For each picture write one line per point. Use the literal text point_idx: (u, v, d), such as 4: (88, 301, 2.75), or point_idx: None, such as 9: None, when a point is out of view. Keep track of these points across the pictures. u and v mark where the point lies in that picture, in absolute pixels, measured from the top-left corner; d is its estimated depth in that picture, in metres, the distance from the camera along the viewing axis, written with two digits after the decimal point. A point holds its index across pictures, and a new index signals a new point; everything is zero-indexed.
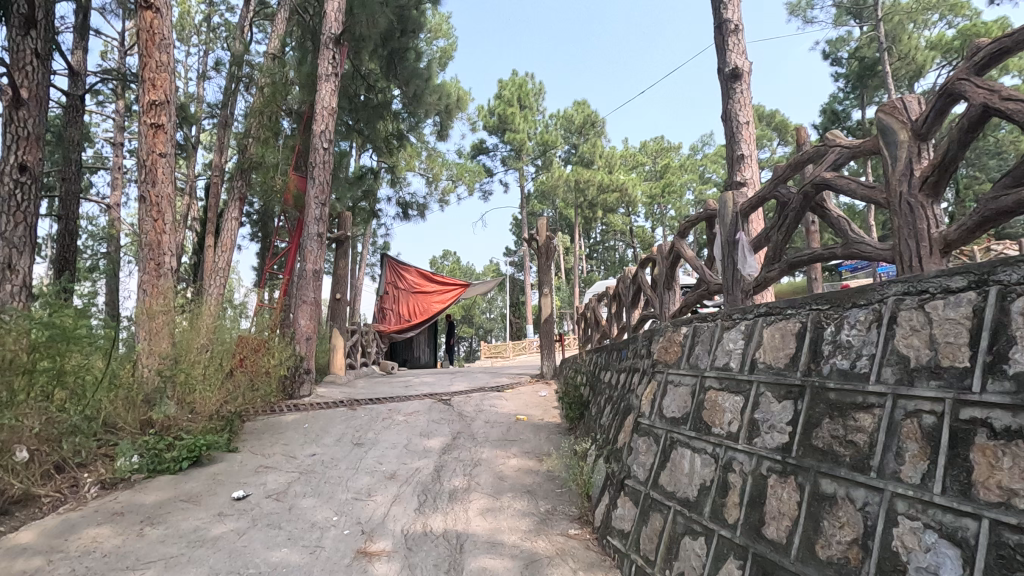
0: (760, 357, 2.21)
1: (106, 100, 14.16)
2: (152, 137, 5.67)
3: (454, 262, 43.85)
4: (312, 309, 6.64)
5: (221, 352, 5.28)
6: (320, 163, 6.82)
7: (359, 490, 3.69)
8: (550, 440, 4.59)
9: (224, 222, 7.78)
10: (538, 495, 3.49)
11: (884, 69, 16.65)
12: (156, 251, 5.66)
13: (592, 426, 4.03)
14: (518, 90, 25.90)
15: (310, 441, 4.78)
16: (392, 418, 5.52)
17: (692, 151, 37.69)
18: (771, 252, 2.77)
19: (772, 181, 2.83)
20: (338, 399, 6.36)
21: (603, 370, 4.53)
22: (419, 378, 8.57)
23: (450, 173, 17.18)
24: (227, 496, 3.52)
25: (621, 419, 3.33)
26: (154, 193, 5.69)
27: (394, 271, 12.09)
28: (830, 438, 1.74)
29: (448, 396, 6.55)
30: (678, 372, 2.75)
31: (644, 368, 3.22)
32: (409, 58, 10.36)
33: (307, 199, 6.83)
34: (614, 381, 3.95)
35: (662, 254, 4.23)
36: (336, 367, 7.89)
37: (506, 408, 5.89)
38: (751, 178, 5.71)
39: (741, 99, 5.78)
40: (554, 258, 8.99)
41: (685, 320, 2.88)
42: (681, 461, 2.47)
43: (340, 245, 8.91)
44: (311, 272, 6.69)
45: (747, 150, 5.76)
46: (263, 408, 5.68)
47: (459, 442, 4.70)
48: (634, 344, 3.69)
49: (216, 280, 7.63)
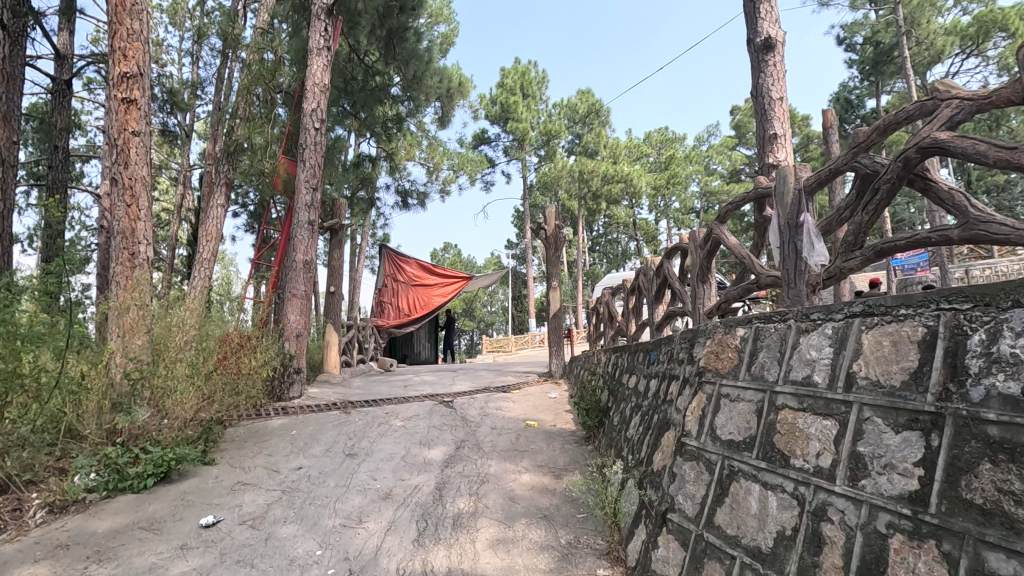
0: (861, 370, 1.68)
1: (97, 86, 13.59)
2: (124, 114, 5.15)
3: (455, 255, 43.33)
4: (302, 302, 6.09)
5: (200, 349, 4.77)
6: (312, 145, 6.26)
7: (348, 514, 3.19)
8: (566, 452, 4.09)
9: (209, 210, 7.25)
10: (556, 523, 2.99)
11: (902, 55, 16.08)
12: (129, 239, 5.13)
13: (617, 439, 3.52)
14: (523, 79, 25.35)
15: (297, 451, 4.27)
16: (389, 424, 5.02)
17: (697, 143, 37.00)
18: (851, 236, 2.25)
19: (852, 150, 2.30)
20: (331, 402, 5.85)
21: (626, 374, 4.02)
22: (419, 376, 8.05)
23: (452, 163, 16.62)
24: (195, 523, 3.03)
25: (656, 434, 2.83)
26: (127, 176, 5.16)
27: (393, 263, 11.53)
28: (997, 492, 1.23)
29: (450, 397, 6.04)
30: (736, 385, 2.23)
31: (684, 376, 2.72)
32: (409, 39, 9.77)
33: (298, 184, 6.29)
34: (643, 387, 3.45)
35: (697, 242, 3.68)
36: (330, 365, 7.29)
37: (514, 412, 5.38)
38: (785, 160, 5.18)
39: (775, 72, 5.22)
40: (563, 249, 8.46)
41: (741, 320, 2.35)
42: (745, 497, 1.97)
43: (335, 234, 8.35)
44: (300, 263, 6.12)
45: (781, 129, 5.22)
46: (246, 412, 5.18)
47: (463, 453, 4.19)
48: (667, 345, 3.18)
49: (203, 270, 7.08)
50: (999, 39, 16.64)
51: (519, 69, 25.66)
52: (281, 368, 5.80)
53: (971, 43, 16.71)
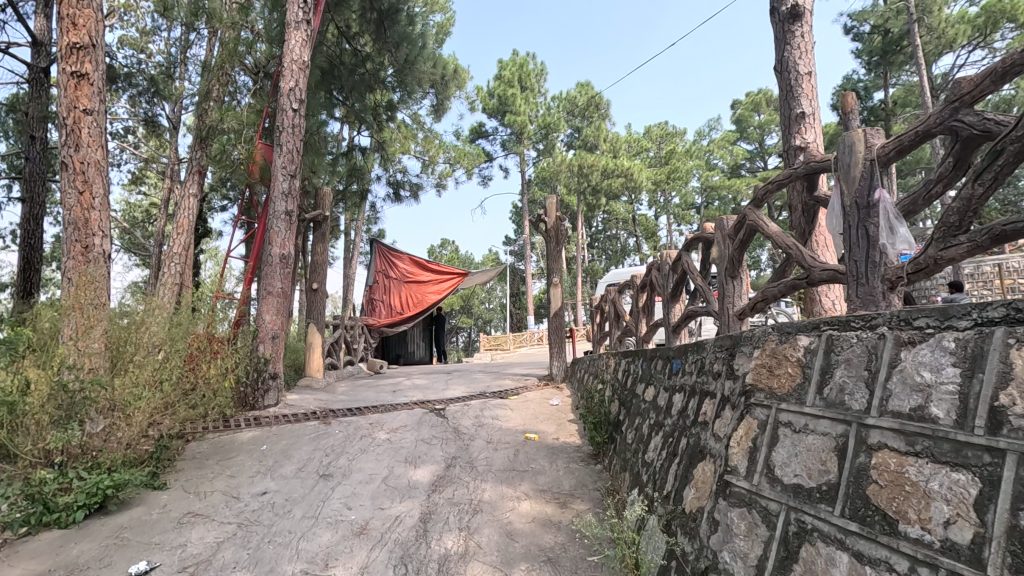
0: (1014, 406, 1.14)
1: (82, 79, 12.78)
2: (74, 90, 4.60)
3: (454, 251, 42.82)
4: (278, 300, 5.55)
5: (164, 352, 4.28)
6: (289, 127, 5.70)
7: (313, 556, 2.66)
8: (572, 473, 3.56)
9: (180, 200, 6.71)
10: (563, 570, 2.47)
11: (913, 44, 15.49)
12: (82, 231, 4.58)
13: (635, 462, 3.00)
14: (520, 71, 24.82)
15: (264, 472, 3.74)
16: (372, 437, 4.50)
17: (698, 138, 36.28)
18: (954, 217, 1.70)
19: (948, 106, 1.77)
20: (311, 410, 5.31)
21: (640, 383, 3.48)
22: (411, 379, 7.50)
23: (448, 156, 16.07)
24: (123, 571, 2.50)
25: (686, 465, 2.31)
26: (78, 159, 4.61)
27: (385, 258, 11.09)
28: None
29: (442, 404, 5.52)
30: (804, 413, 1.70)
31: (723, 395, 2.20)
32: (400, 21, 9.17)
33: (274, 171, 5.73)
34: (664, 402, 2.93)
35: (724, 232, 3.18)
36: (313, 369, 6.73)
37: (513, 422, 4.85)
38: (814, 143, 4.62)
39: (802, 44, 4.69)
40: (564, 243, 7.87)
41: (805, 326, 1.82)
42: (826, 569, 1.45)
43: (318, 227, 7.78)
44: (277, 258, 5.56)
45: (808, 107, 4.65)
46: (212, 424, 4.64)
47: (454, 473, 3.67)
48: (697, 352, 2.64)
49: (172, 267, 6.51)
50: (1008, 31, 16.17)
51: (516, 61, 25.07)
52: (255, 374, 5.26)
53: (979, 35, 16.23)
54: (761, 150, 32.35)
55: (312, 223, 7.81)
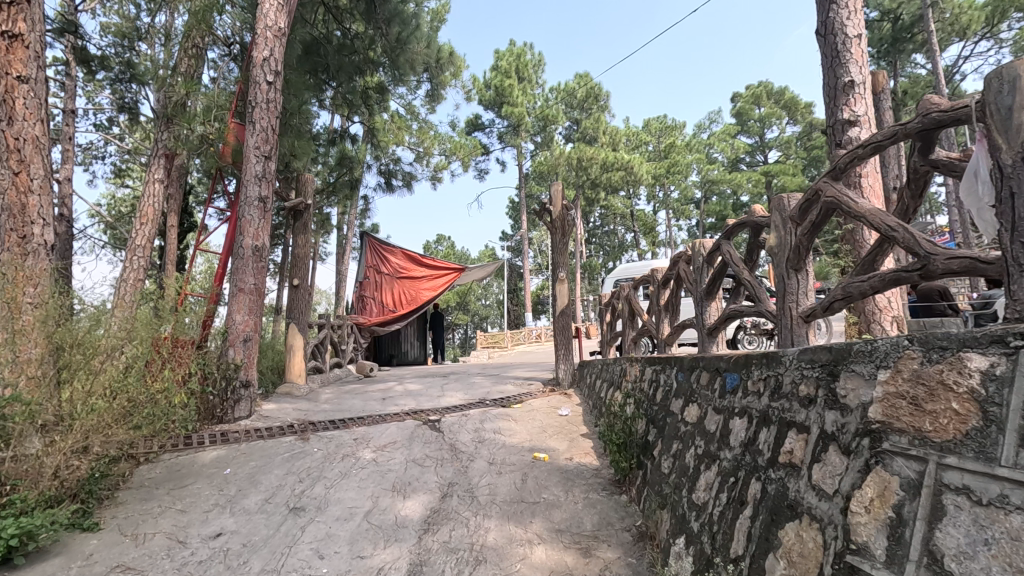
0: None
1: (65, 67, 11.52)
2: (6, 53, 3.94)
3: (450, 247, 42.17)
4: (252, 298, 4.91)
5: (122, 358, 3.67)
6: (262, 102, 5.04)
7: None
8: (594, 508, 2.96)
9: (144, 186, 6.00)
10: None
11: (925, 31, 14.86)
12: (18, 218, 3.90)
13: (680, 500, 2.40)
14: (517, 61, 24.25)
15: (224, 505, 3.12)
16: (356, 456, 3.89)
17: (698, 131, 35.65)
18: None
19: None
20: (288, 423, 4.66)
21: (677, 399, 2.86)
22: (404, 384, 6.87)
23: (444, 148, 15.41)
24: None
25: (766, 523, 1.71)
26: (11, 134, 3.94)
27: (376, 252, 10.48)
28: None
29: (437, 415, 4.90)
30: (994, 476, 1.08)
31: (822, 432, 1.59)
32: None
33: (245, 152, 5.07)
34: (716, 428, 2.32)
35: (785, 214, 2.58)
36: (294, 374, 6.08)
37: (517, 438, 4.24)
38: (866, 115, 4.01)
39: (850, 4, 4.10)
40: (571, 236, 7.23)
41: (979, 336, 1.19)
42: None
43: (299, 217, 7.13)
44: (250, 251, 4.92)
45: (858, 75, 4.04)
46: (172, 442, 4.01)
47: (450, 505, 3.08)
48: (766, 366, 2.03)
49: (135, 260, 5.83)
50: (1015, 21, 15.96)
51: (513, 51, 24.44)
52: (224, 384, 4.61)
53: (987, 25, 16.01)
54: (761, 144, 31.79)
55: (292, 211, 7.13)
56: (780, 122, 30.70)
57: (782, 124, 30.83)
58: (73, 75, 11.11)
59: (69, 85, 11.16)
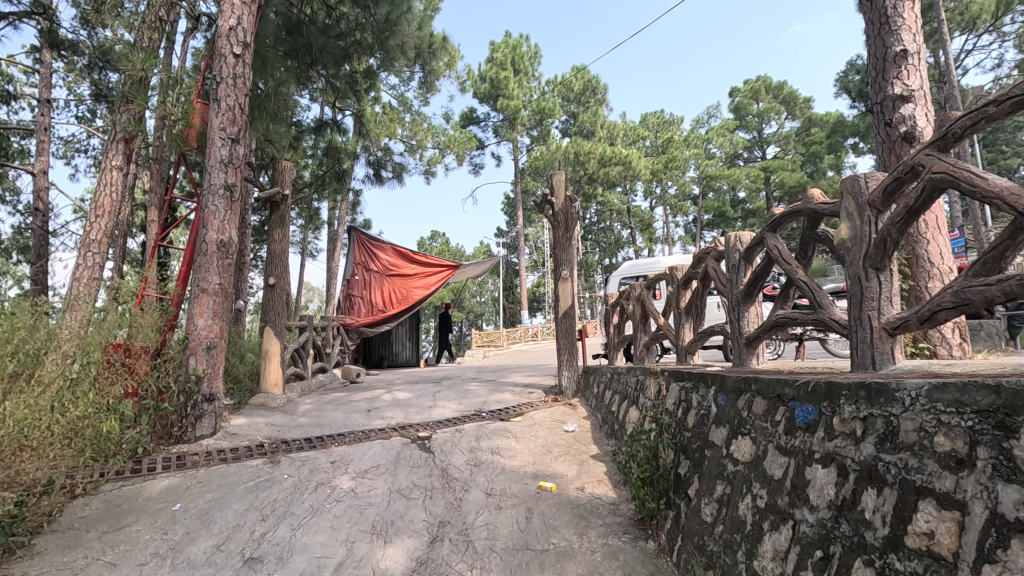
0: None
1: (39, 54, 10.86)
2: None
3: (445, 244, 41.68)
4: (216, 300, 4.33)
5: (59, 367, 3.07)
6: (228, 77, 4.46)
7: None
8: (616, 560, 2.42)
9: (100, 174, 5.40)
10: None
11: (935, 22, 14.33)
12: None
13: (737, 567, 1.87)
14: (512, 53, 23.62)
15: (164, 556, 2.57)
16: (332, 484, 3.33)
17: (695, 126, 35.11)
18: None
19: None
20: (258, 442, 4.09)
21: (719, 426, 2.32)
22: (392, 391, 6.32)
23: (437, 141, 14.86)
24: None
25: None
26: None
27: (365, 249, 9.96)
28: None
29: (427, 432, 4.34)
30: None
31: (999, 518, 1.05)
32: None
33: (208, 133, 4.48)
34: (784, 474, 1.78)
35: (862, 199, 2.03)
36: (270, 383, 5.52)
37: (519, 461, 3.69)
38: (920, 89, 3.50)
39: None
40: (574, 230, 6.66)
41: None
42: None
43: (275, 209, 6.55)
44: (215, 246, 4.35)
45: (912, 43, 3.51)
46: (119, 469, 3.41)
47: (440, 555, 2.54)
48: (866, 402, 1.47)
49: (89, 256, 5.25)
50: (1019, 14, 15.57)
51: (508, 44, 23.86)
52: (183, 399, 4.03)
53: (991, 19, 15.59)
54: (759, 139, 31.28)
55: (268, 202, 6.52)
56: (780, 117, 30.19)
57: (781, 119, 30.34)
58: (47, 63, 10.44)
59: (44, 73, 10.49)
